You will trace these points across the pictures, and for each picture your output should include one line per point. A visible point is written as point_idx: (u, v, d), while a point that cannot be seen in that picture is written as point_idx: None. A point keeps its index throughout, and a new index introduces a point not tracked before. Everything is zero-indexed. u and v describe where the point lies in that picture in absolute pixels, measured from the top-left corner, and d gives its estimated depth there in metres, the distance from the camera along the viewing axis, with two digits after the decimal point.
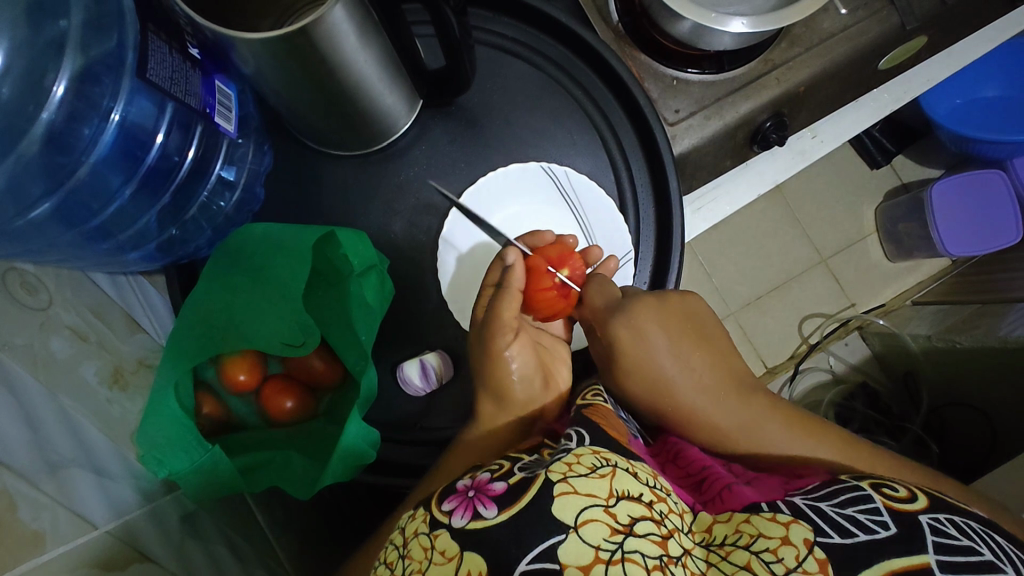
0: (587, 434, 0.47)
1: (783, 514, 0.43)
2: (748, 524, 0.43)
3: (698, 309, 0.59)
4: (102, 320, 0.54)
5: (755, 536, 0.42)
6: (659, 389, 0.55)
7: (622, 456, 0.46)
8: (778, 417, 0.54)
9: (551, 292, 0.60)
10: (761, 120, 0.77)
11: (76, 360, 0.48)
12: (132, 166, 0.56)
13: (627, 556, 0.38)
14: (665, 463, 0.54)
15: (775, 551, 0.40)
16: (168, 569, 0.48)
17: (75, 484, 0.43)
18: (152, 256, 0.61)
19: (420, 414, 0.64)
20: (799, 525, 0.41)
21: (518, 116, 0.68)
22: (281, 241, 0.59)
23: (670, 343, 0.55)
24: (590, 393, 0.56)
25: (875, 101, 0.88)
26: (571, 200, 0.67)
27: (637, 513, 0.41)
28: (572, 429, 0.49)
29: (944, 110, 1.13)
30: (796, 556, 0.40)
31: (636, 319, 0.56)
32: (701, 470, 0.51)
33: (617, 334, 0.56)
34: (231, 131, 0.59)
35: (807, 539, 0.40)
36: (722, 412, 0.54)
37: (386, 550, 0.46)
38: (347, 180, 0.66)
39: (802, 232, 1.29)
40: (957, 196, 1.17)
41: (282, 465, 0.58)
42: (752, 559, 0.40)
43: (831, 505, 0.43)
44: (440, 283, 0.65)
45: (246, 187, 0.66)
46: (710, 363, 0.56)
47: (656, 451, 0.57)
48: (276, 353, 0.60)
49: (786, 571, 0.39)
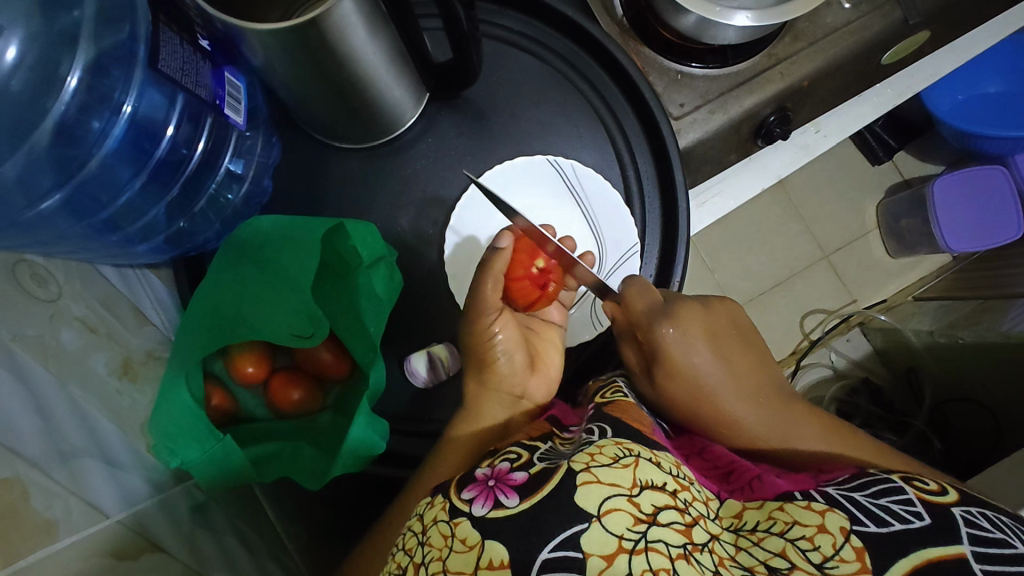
0: (609, 428, 0.48)
1: (818, 503, 0.43)
2: (781, 512, 0.44)
3: (736, 316, 0.62)
4: (110, 312, 0.54)
5: (790, 524, 0.43)
6: (701, 389, 0.55)
7: (646, 446, 0.46)
8: (806, 419, 0.56)
9: (522, 279, 0.64)
10: (766, 114, 0.77)
11: (86, 352, 0.48)
12: (142, 160, 0.56)
13: (651, 545, 0.39)
14: (691, 456, 0.55)
15: (811, 539, 0.41)
16: (180, 559, 0.48)
17: (87, 474, 0.43)
18: (161, 249, 0.61)
19: (427, 406, 0.64)
20: (834, 513, 0.42)
21: (524, 109, 0.68)
22: (290, 235, 0.59)
23: (711, 344, 0.57)
24: (608, 390, 0.57)
25: (878, 96, 0.89)
26: (578, 193, 0.67)
27: (661, 502, 0.41)
28: (593, 424, 0.50)
29: (946, 105, 1.13)
30: (832, 544, 0.41)
31: (676, 317, 0.57)
32: (729, 462, 0.52)
33: (660, 331, 0.56)
34: (240, 123, 0.59)
35: (842, 528, 0.41)
36: (763, 413, 0.55)
37: (404, 537, 0.46)
38: (354, 173, 0.66)
39: (805, 229, 1.29)
40: (958, 191, 1.18)
41: (293, 454, 0.59)
42: (787, 546, 0.41)
43: (864, 496, 0.44)
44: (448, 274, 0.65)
45: (253, 179, 0.66)
46: (744, 367, 0.58)
47: (681, 445, 0.57)
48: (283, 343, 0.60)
49: (822, 559, 0.40)
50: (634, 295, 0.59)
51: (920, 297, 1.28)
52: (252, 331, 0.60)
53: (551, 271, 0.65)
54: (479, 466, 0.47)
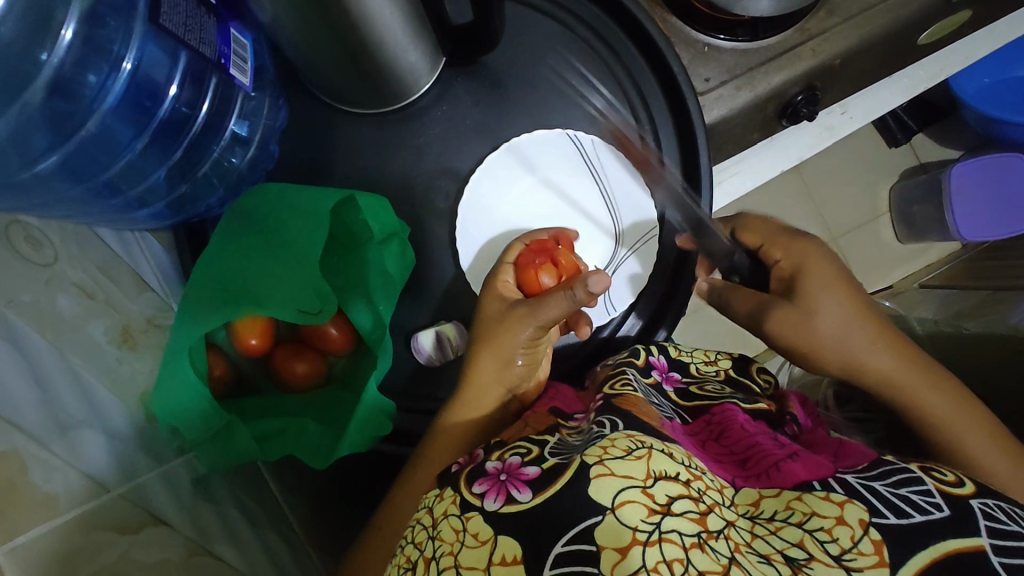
0: (620, 420, 0.48)
1: (836, 494, 0.44)
2: (799, 502, 0.45)
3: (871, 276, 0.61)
4: (109, 278, 0.53)
5: (808, 515, 0.43)
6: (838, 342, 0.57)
7: (658, 436, 0.47)
8: (938, 375, 0.56)
9: (538, 269, 0.60)
10: (792, 93, 0.74)
11: (84, 319, 0.47)
12: (143, 119, 0.54)
13: (664, 536, 0.39)
14: (706, 442, 0.56)
15: (830, 531, 0.42)
16: (183, 532, 0.47)
17: (85, 445, 0.43)
18: (161, 215, 0.58)
19: (431, 384, 0.63)
20: (853, 505, 0.43)
21: (545, 80, 0.65)
22: (296, 204, 0.57)
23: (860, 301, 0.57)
24: (618, 381, 0.56)
25: (910, 77, 0.85)
26: (596, 169, 0.65)
27: (674, 492, 0.42)
28: (604, 416, 0.49)
29: (974, 89, 1.10)
30: (851, 537, 0.41)
31: (819, 264, 0.58)
32: (744, 448, 0.53)
33: (807, 271, 0.57)
34: (246, 85, 0.55)
35: (862, 520, 0.42)
36: (903, 380, 0.56)
37: (413, 530, 0.48)
38: (363, 140, 0.63)
39: (815, 210, 1.27)
40: (976, 178, 1.15)
41: (296, 435, 0.57)
42: (805, 537, 0.42)
43: (885, 486, 0.45)
44: (460, 258, 0.63)
45: (259, 144, 0.62)
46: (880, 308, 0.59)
47: (697, 430, 0.58)
48: (288, 320, 0.56)
49: (840, 551, 0.41)
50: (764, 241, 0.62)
51: (924, 284, 1.26)
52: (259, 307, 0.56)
53: (558, 254, 0.62)
54: (491, 458, 0.49)
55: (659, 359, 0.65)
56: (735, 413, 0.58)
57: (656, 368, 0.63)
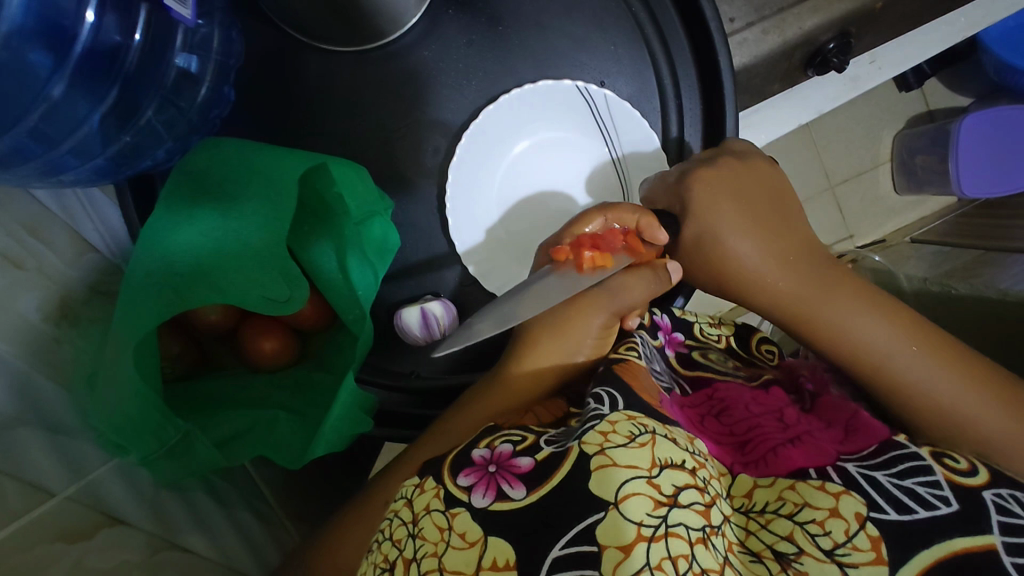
0: (619, 397, 0.44)
1: (833, 483, 0.41)
2: (792, 492, 0.41)
3: (784, 189, 0.55)
4: (38, 239, 0.45)
5: (800, 506, 0.40)
6: (736, 268, 0.52)
7: (659, 420, 0.43)
8: (846, 293, 0.50)
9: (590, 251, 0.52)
10: (823, 39, 0.66)
11: (12, 295, 0.40)
12: (62, 49, 0.43)
13: (670, 531, 0.36)
14: (705, 418, 0.50)
15: (823, 524, 0.39)
16: (144, 528, 0.43)
17: (25, 448, 0.37)
18: (103, 171, 0.48)
19: (415, 359, 0.58)
20: (849, 497, 0.40)
21: (553, 17, 0.56)
22: (260, 169, 0.49)
23: (754, 220, 0.52)
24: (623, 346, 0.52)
25: (948, 26, 0.75)
26: (608, 129, 0.57)
27: (681, 482, 0.39)
28: (601, 387, 0.46)
29: (999, 28, 0.98)
30: (845, 531, 0.38)
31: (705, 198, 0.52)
32: (745, 430, 0.48)
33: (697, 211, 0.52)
34: (188, 17, 0.45)
35: (859, 514, 0.39)
36: (808, 313, 0.51)
37: (390, 525, 0.43)
38: (338, 80, 0.55)
39: (815, 155, 1.18)
40: (985, 131, 1.06)
41: (268, 428, 0.52)
42: (796, 530, 0.39)
43: (888, 476, 0.41)
44: (455, 242, 0.56)
45: (213, 85, 0.53)
46: (774, 232, 0.53)
47: (696, 404, 0.52)
48: (253, 308, 0.49)
49: (833, 546, 0.38)
50: (659, 194, 0.55)
51: (917, 239, 1.21)
52: (218, 297, 0.48)
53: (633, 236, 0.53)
54: (478, 445, 0.44)
55: (663, 320, 0.59)
56: (740, 392, 0.53)
57: (661, 329, 0.58)
